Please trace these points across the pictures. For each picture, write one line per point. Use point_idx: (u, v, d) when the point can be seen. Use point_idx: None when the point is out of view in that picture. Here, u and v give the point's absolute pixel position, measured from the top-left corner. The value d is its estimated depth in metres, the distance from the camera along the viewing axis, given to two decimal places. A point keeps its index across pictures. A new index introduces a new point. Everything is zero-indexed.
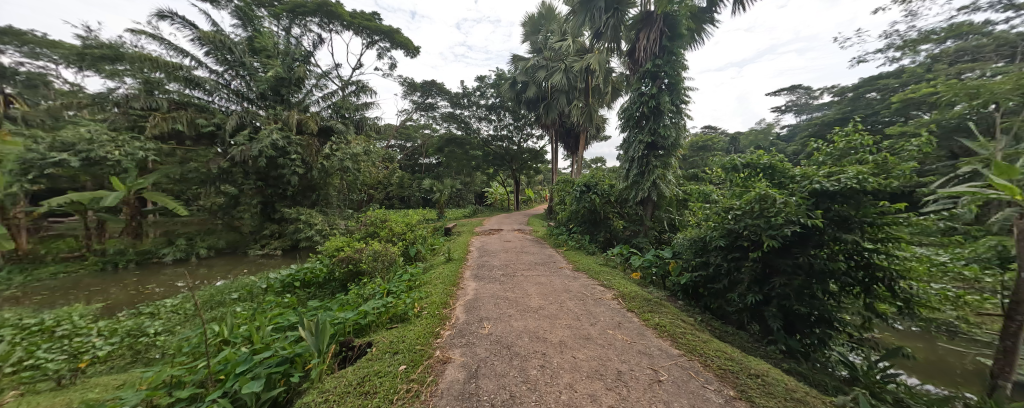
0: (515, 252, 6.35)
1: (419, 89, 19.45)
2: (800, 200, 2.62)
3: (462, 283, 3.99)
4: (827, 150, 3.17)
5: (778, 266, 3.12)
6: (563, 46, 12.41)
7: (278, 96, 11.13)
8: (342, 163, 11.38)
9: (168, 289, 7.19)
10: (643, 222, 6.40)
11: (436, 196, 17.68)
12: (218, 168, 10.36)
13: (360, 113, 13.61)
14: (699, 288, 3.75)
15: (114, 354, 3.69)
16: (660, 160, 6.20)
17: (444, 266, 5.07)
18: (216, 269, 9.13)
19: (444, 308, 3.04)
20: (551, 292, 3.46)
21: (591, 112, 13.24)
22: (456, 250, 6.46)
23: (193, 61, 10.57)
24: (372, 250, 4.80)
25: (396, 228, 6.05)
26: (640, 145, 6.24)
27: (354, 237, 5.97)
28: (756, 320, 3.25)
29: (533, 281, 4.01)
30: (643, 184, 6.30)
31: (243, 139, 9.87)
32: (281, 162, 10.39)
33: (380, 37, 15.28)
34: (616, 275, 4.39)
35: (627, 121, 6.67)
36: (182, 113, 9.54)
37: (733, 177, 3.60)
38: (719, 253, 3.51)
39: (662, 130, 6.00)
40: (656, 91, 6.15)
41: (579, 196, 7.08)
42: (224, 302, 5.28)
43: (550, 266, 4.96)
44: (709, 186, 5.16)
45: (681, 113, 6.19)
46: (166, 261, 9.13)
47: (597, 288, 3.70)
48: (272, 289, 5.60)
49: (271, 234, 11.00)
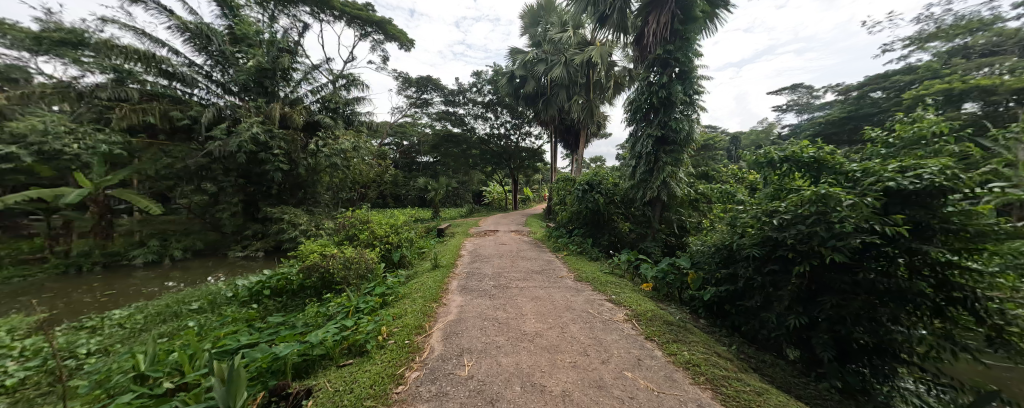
0: (510, 257, 5.77)
1: (413, 84, 18.80)
2: (874, 202, 2.02)
3: (446, 297, 3.38)
4: (888, 140, 2.59)
5: (831, 282, 2.52)
6: (563, 37, 11.83)
7: (262, 89, 10.49)
8: (329, 160, 10.79)
9: (131, 296, 6.58)
10: (651, 225, 5.85)
11: (432, 195, 16.84)
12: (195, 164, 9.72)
13: (350, 108, 12.98)
14: (724, 304, 3.18)
15: (27, 383, 3.06)
16: (671, 156, 5.59)
17: (429, 275, 4.43)
18: (191, 272, 8.52)
19: (417, 336, 2.44)
20: (550, 312, 2.87)
21: (592, 109, 12.76)
22: (445, 255, 5.88)
23: (168, 50, 9.92)
24: (343, 256, 4.16)
25: (377, 230, 5.45)
26: (649, 139, 5.65)
27: (330, 241, 5.35)
28: (799, 346, 2.68)
29: (529, 296, 3.41)
30: (651, 183, 5.73)
31: (220, 132, 9.21)
32: (263, 157, 9.74)
33: (373, 29, 14.61)
34: (626, 287, 3.79)
35: (634, 113, 6.08)
36: (155, 105, 8.90)
37: (770, 174, 2.98)
38: (751, 263, 2.93)
39: (674, 123, 5.41)
40: (667, 80, 5.58)
41: (581, 195, 6.50)
42: (179, 314, 4.65)
43: (549, 274, 4.36)
44: (728, 185, 4.60)
45: (695, 104, 5.56)
46: (136, 264, 8.50)
47: (604, 305, 3.12)
48: (237, 298, 4.98)
49: (253, 234, 10.38)
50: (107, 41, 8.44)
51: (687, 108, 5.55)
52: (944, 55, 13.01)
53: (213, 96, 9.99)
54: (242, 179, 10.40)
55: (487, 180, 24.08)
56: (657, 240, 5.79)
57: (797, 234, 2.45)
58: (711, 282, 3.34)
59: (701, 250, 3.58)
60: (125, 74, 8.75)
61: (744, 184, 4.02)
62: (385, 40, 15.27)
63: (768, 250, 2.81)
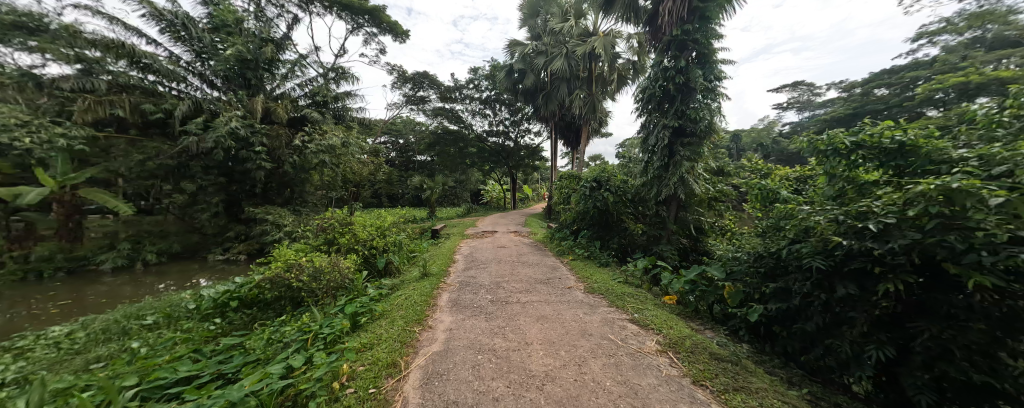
0: (510, 262, 5.16)
1: (409, 80, 18.16)
2: None
3: (433, 317, 2.76)
4: (1006, 118, 1.96)
5: (932, 306, 1.91)
6: (565, 28, 11.25)
7: (244, 81, 9.83)
8: (317, 157, 10.15)
9: (90, 305, 5.90)
10: (666, 227, 5.30)
11: (427, 195, 15.97)
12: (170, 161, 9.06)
13: (341, 103, 12.32)
14: (773, 325, 2.59)
15: None
16: (690, 150, 4.99)
17: (416, 286, 3.79)
18: (165, 277, 7.86)
19: (387, 380, 1.84)
20: (562, 340, 2.27)
21: (594, 104, 12.11)
22: (437, 261, 5.29)
23: (144, 39, 9.28)
24: (313, 266, 3.53)
25: (360, 234, 4.80)
26: (664, 130, 5.06)
27: (306, 245, 4.72)
28: (880, 384, 2.08)
29: (534, 315, 2.80)
30: (667, 180, 5.14)
31: (196, 127, 8.54)
32: (244, 154, 9.09)
33: (365, 21, 13.96)
34: (648, 301, 3.20)
35: (647, 102, 5.49)
36: (125, 97, 8.23)
37: (837, 165, 2.36)
38: (814, 277, 2.33)
39: (692, 112, 4.83)
40: (684, 64, 4.99)
41: (588, 194, 5.89)
42: (128, 332, 4.00)
43: (554, 284, 3.76)
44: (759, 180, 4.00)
45: (716, 91, 4.96)
46: (104, 270, 7.80)
47: (628, 329, 2.51)
48: (199, 312, 4.35)
49: (235, 236, 9.75)
50: (72, 27, 7.77)
51: (708, 96, 4.93)
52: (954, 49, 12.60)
53: (192, 89, 9.33)
54: (223, 177, 9.74)
55: (485, 178, 23.49)
56: (672, 243, 5.23)
57: (895, 244, 1.82)
58: (756, 298, 2.73)
59: (741, 257, 2.98)
60: (92, 64, 8.08)
61: (785, 179, 3.42)
62: (379, 33, 14.63)
63: (839, 261, 2.20)
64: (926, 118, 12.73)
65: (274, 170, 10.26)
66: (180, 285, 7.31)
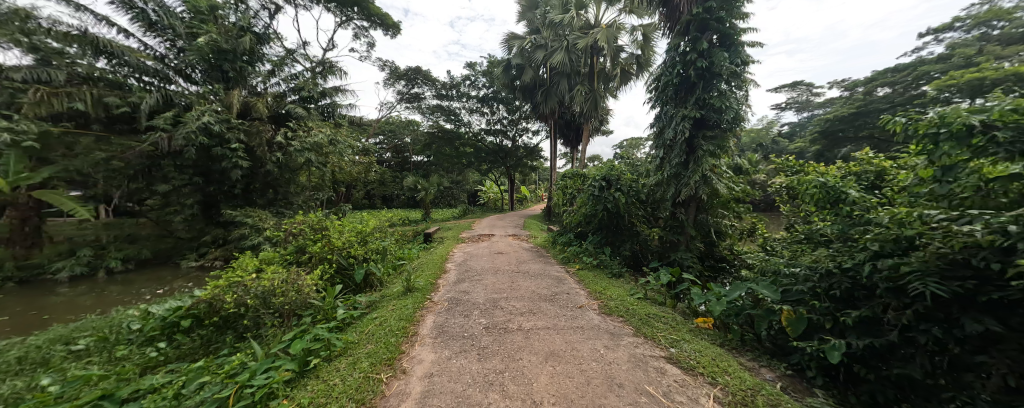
0: (510, 272, 4.52)
1: (402, 77, 17.47)
2: None
3: (408, 355, 2.12)
4: None
5: None
6: (565, 19, 10.64)
7: (221, 73, 9.13)
8: (300, 155, 9.48)
9: (27, 322, 5.10)
10: (685, 231, 4.70)
11: (421, 196, 15.21)
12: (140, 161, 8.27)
13: (329, 99, 11.62)
14: (855, 366, 1.98)
15: None
16: (714, 143, 4.38)
17: (394, 306, 3.12)
18: (132, 286, 7.12)
19: None
20: (584, 398, 1.64)
21: (597, 100, 11.50)
22: (427, 271, 4.63)
23: (113, 28, 8.58)
24: (263, 285, 2.84)
25: (336, 241, 4.14)
26: (685, 121, 4.45)
27: (270, 254, 4.04)
28: None
29: (541, 350, 2.16)
30: (688, 178, 4.53)
31: (165, 123, 7.83)
32: (219, 152, 8.38)
33: (355, 13, 13.28)
34: (682, 327, 2.56)
35: (663, 91, 4.89)
36: (87, 89, 7.50)
37: (949, 155, 1.78)
38: (924, 306, 1.72)
39: (717, 100, 4.23)
40: (707, 47, 4.39)
41: (597, 195, 5.25)
42: (46, 362, 3.28)
43: (562, 303, 3.14)
44: (808, 176, 3.38)
45: (743, 77, 4.36)
46: (60, 279, 7.01)
47: (669, 374, 1.88)
48: (141, 335, 3.66)
49: (212, 240, 9.03)
50: (24, 12, 7.02)
51: (734, 82, 4.31)
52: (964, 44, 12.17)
53: (167, 83, 8.63)
54: (199, 176, 9.02)
55: (482, 179, 22.81)
56: (692, 250, 4.64)
57: None
58: (829, 329, 2.10)
59: (800, 274, 2.37)
60: (50, 54, 7.30)
61: (844, 176, 2.81)
62: (369, 26, 13.95)
63: (966, 287, 1.59)
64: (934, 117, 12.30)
65: (255, 169, 9.54)
66: (145, 297, 6.54)
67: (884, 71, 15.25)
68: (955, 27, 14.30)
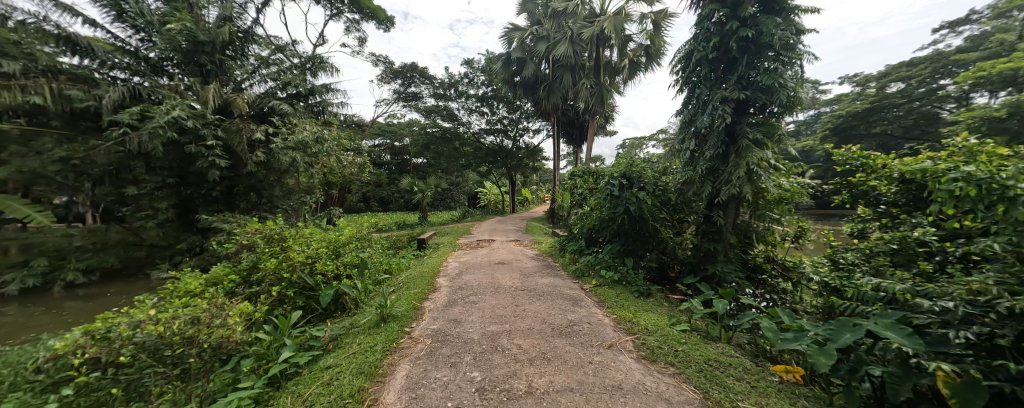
0: (513, 290, 3.73)
1: (398, 75, 16.69)
2: None
3: None
4: None
5: None
6: (570, 7, 9.87)
7: (197, 68, 7.81)
8: (286, 155, 8.01)
9: None
10: (723, 238, 3.92)
11: (418, 198, 14.32)
12: (107, 165, 6.31)
13: (319, 97, 10.48)
14: None
15: None
16: (761, 131, 3.61)
17: (358, 347, 2.30)
18: (75, 305, 5.52)
19: None
20: None
21: (603, 95, 10.71)
22: (415, 287, 3.85)
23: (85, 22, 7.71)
24: (155, 329, 1.89)
25: (297, 254, 3.33)
26: (726, 105, 3.64)
27: (217, 273, 3.22)
28: None
29: None
30: (729, 174, 3.70)
31: (132, 117, 6.19)
32: (191, 151, 6.84)
33: (346, 6, 12.55)
34: (769, 387, 1.73)
35: (693, 71, 4.11)
36: (46, 81, 5.74)
37: None
38: None
39: (767, 78, 3.43)
40: (751, 13, 3.58)
41: (615, 195, 4.43)
42: None
43: (585, 342, 2.33)
44: (922, 167, 2.51)
45: (799, 49, 3.54)
46: (7, 294, 5.54)
47: None
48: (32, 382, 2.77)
49: (188, 249, 7.23)
50: None
51: (786, 55, 3.52)
52: (979, 39, 11.58)
53: (142, 78, 7.07)
54: (175, 178, 7.17)
55: (481, 180, 21.98)
56: (731, 261, 3.91)
57: None
58: None
59: (958, 313, 1.57)
60: (3, 43, 5.56)
61: (996, 164, 2.08)
62: (362, 20, 13.18)
63: None
64: (950, 114, 11.68)
65: (235, 170, 7.95)
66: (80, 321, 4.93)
67: (896, 66, 14.56)
68: (970, 21, 13.63)
